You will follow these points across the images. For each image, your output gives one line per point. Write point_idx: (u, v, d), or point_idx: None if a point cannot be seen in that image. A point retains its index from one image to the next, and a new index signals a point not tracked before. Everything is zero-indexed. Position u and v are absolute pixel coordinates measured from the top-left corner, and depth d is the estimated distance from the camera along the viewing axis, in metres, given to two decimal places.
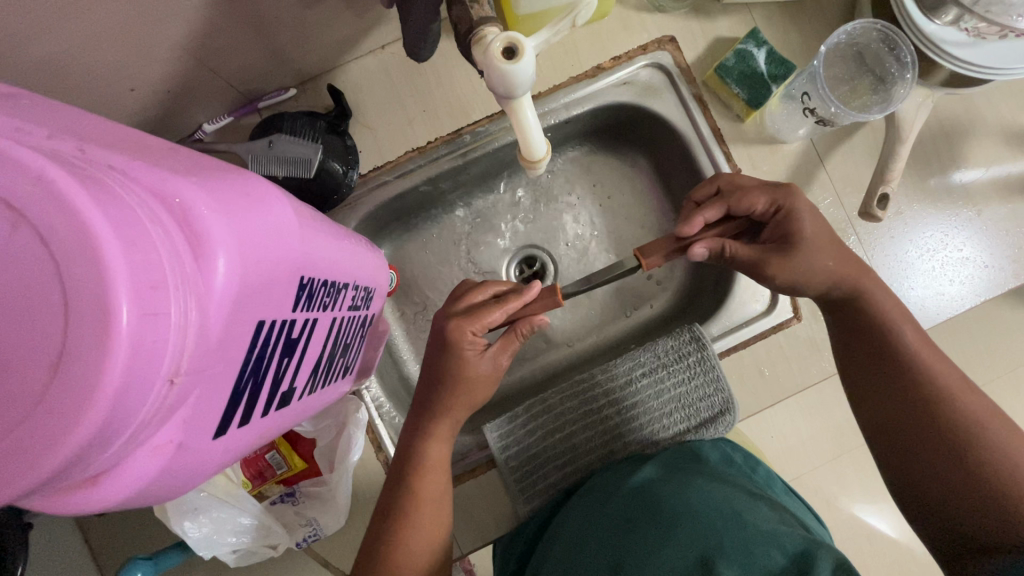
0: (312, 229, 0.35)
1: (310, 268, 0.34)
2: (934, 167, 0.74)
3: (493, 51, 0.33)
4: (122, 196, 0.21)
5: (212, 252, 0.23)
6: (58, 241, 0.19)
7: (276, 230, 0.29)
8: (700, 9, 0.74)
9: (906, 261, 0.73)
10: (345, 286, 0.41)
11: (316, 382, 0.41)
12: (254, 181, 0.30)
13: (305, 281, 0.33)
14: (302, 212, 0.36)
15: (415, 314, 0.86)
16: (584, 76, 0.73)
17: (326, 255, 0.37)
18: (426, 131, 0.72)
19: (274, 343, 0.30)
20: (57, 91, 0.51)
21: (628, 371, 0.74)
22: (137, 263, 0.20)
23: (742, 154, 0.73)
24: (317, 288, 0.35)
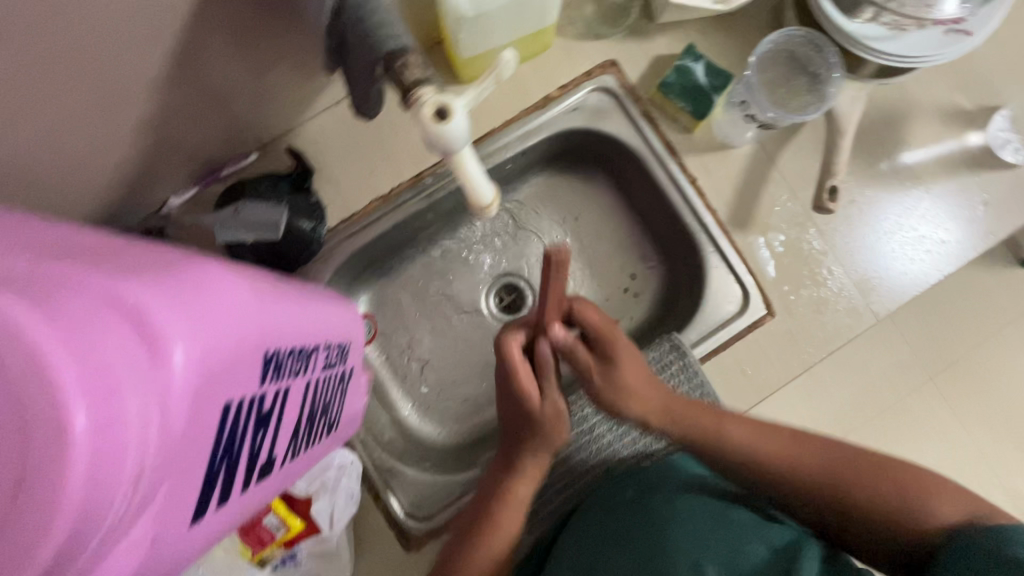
0: (272, 303, 0.36)
1: (274, 340, 0.34)
2: (879, 152, 0.77)
3: (427, 116, 0.38)
4: (71, 307, 0.22)
5: (167, 345, 0.24)
6: (12, 360, 0.20)
7: (233, 311, 0.30)
8: (637, 30, 0.76)
9: (869, 246, 0.76)
10: (315, 349, 0.42)
11: (298, 446, 0.42)
12: (206, 268, 0.31)
13: (271, 353, 0.34)
14: (261, 286, 0.37)
15: (401, 355, 0.87)
16: (535, 107, 0.76)
17: (289, 323, 0.38)
18: (388, 178, 0.74)
19: (246, 419, 0.31)
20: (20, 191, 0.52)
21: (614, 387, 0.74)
22: (91, 372, 0.21)
23: (696, 163, 0.76)
24: (285, 357, 0.36)
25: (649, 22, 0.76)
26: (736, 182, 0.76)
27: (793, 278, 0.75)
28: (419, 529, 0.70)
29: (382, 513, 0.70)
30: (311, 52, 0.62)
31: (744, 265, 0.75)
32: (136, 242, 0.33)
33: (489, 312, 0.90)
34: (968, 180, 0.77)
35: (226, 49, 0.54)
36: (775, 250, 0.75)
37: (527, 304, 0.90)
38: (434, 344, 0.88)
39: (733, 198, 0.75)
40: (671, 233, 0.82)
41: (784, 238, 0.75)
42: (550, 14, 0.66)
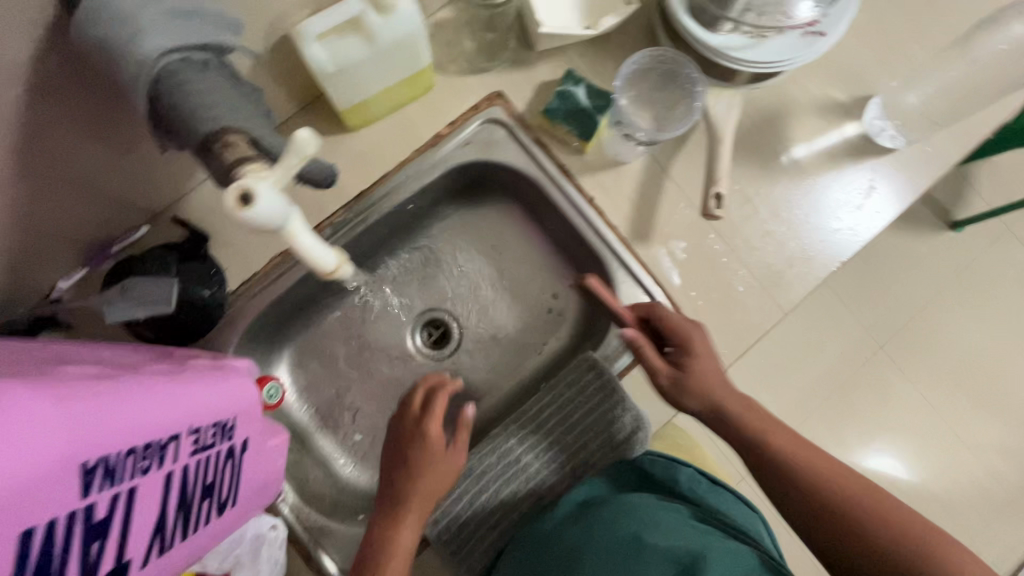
0: (103, 406, 0.36)
1: (101, 445, 0.34)
2: (767, 152, 0.80)
3: (230, 206, 0.34)
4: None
5: None
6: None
7: (32, 429, 0.30)
8: (518, 60, 0.78)
9: (774, 243, 0.78)
10: (174, 438, 0.41)
11: (172, 539, 0.41)
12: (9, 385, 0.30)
13: (96, 461, 0.33)
14: (94, 389, 0.37)
15: (330, 407, 0.86)
16: (427, 146, 0.76)
17: (128, 422, 0.37)
18: (287, 234, 0.74)
19: (65, 538, 0.30)
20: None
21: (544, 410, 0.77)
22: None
23: (592, 183, 0.77)
24: (122, 459, 0.35)
25: (528, 50, 0.77)
26: (633, 196, 0.77)
27: (700, 283, 0.77)
28: None
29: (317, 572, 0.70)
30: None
31: (650, 276, 0.76)
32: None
33: (416, 350, 0.89)
34: (852, 169, 0.80)
35: (77, 131, 0.53)
36: (678, 258, 0.77)
37: (454, 337, 0.90)
38: (364, 390, 0.87)
39: (631, 212, 0.77)
40: (582, 252, 0.83)
41: (687, 246, 0.77)
42: (422, 57, 0.67)
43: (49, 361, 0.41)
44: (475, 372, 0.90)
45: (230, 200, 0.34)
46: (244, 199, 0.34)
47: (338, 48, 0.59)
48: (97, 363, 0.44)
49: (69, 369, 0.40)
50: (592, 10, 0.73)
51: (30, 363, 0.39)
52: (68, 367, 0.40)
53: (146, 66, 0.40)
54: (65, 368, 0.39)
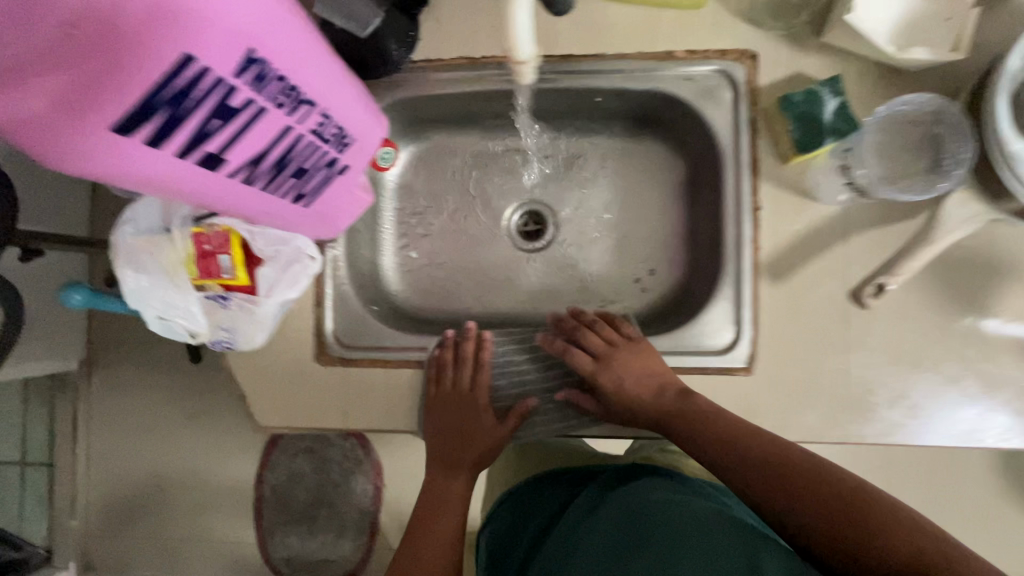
0: (308, 49, 0.40)
1: (280, 60, 0.38)
2: (962, 296, 0.69)
3: None
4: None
5: None
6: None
7: (262, 10, 0.34)
8: (797, 37, 0.70)
9: (899, 379, 0.69)
10: (328, 119, 0.48)
11: (261, 180, 0.46)
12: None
13: (258, 62, 0.36)
14: (309, 29, 0.41)
15: (411, 216, 0.88)
16: (654, 57, 0.72)
17: (308, 72, 0.41)
18: (487, 47, 0.75)
19: (203, 94, 0.34)
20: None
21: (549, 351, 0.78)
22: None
23: (770, 194, 0.71)
24: (271, 78, 0.38)
25: (811, 35, 0.70)
26: (795, 234, 0.70)
27: (789, 356, 0.71)
28: (333, 350, 0.75)
29: (313, 320, 0.76)
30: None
31: (751, 312, 0.71)
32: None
33: (506, 226, 0.89)
34: None
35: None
36: (789, 316, 0.71)
37: (543, 239, 0.89)
38: (442, 222, 0.89)
39: (781, 247, 0.71)
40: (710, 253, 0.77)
41: (803, 313, 0.70)
42: None
43: None
44: (538, 283, 0.88)
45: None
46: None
47: None
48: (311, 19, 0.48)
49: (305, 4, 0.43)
50: (906, 34, 0.63)
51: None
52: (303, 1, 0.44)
53: None
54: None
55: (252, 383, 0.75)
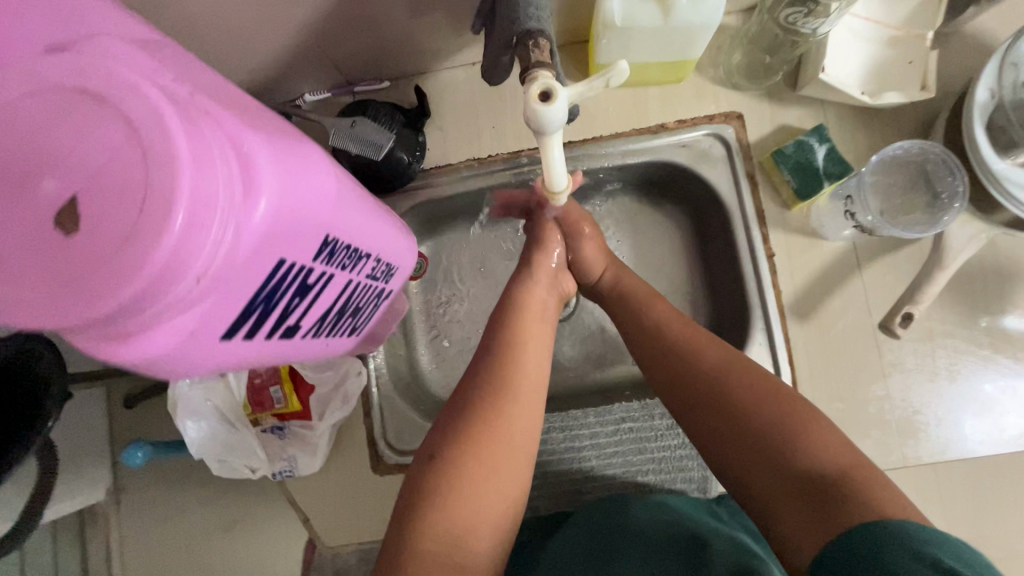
0: (358, 212, 0.43)
1: (341, 231, 0.40)
2: (980, 303, 0.73)
3: (530, 93, 0.37)
4: (216, 145, 0.28)
5: (258, 193, 0.30)
6: (225, 176, 0.28)
7: (324, 198, 0.37)
8: (775, 93, 0.76)
9: (941, 393, 0.71)
10: (377, 259, 0.50)
11: (323, 329, 0.48)
12: (315, 152, 0.37)
13: (330, 240, 0.39)
14: (355, 194, 0.43)
15: (438, 308, 0.90)
16: (647, 131, 0.78)
17: (361, 229, 0.44)
18: (490, 146, 0.80)
19: (290, 281, 0.37)
20: (181, 33, 0.61)
21: (599, 420, 0.75)
22: (235, 206, 0.29)
23: (780, 240, 0.75)
24: (340, 249, 0.41)
25: (788, 89, 0.76)
26: (812, 272, 0.74)
27: (832, 389, 0.73)
28: (390, 458, 0.76)
29: (366, 429, 0.77)
30: (458, 5, 0.68)
31: (787, 353, 0.73)
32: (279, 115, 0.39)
33: None
34: None
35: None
36: (822, 352, 0.73)
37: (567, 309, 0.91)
38: (467, 308, 0.90)
39: (802, 287, 0.74)
40: (731, 299, 0.79)
41: (838, 346, 0.73)
42: (688, 51, 0.68)
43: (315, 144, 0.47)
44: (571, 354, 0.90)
45: (535, 94, 0.37)
46: (547, 98, 0.38)
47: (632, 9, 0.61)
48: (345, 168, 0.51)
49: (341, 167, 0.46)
50: (876, 78, 0.69)
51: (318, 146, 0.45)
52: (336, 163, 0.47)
53: None
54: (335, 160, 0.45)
55: (317, 505, 0.76)
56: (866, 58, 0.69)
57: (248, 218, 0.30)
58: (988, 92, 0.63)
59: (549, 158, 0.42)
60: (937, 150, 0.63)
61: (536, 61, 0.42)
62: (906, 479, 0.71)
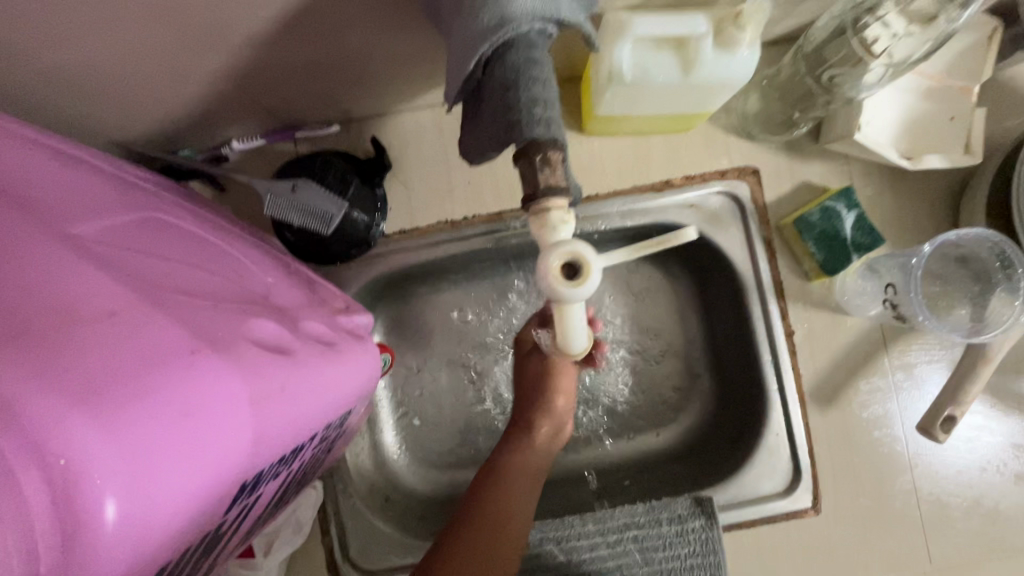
0: (289, 408, 0.32)
1: (259, 454, 0.29)
2: (1013, 380, 0.66)
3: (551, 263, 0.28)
4: (17, 469, 0.21)
5: (93, 512, 0.22)
6: (42, 514, 0.21)
7: (211, 446, 0.26)
8: (794, 145, 0.66)
9: (970, 481, 0.65)
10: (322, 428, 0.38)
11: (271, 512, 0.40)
12: (204, 373, 0.26)
13: (250, 478, 0.30)
14: (284, 380, 0.31)
15: (407, 385, 0.77)
16: (650, 188, 0.66)
17: (297, 420, 0.32)
18: (466, 204, 0.67)
19: (199, 545, 0.29)
20: (49, 84, 0.46)
21: (597, 527, 0.65)
22: (67, 537, 0.21)
23: (800, 315, 0.66)
24: (269, 469, 0.32)
25: (808, 141, 0.66)
26: (834, 354, 0.66)
27: (856, 482, 0.65)
28: None
29: (325, 549, 0.65)
30: (425, 43, 0.55)
31: (808, 445, 0.65)
32: (165, 287, 0.30)
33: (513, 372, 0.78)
34: None
35: (360, 14, 0.48)
36: (845, 441, 0.65)
37: None
38: (441, 384, 0.77)
39: (823, 369, 0.66)
40: (742, 378, 0.70)
41: (862, 435, 0.65)
42: (702, 106, 0.56)
43: (235, 287, 0.36)
44: None
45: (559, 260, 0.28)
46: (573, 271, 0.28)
47: (645, 59, 0.48)
48: (275, 304, 0.39)
49: (269, 327, 0.34)
50: (913, 137, 0.60)
51: (234, 301, 0.34)
52: (261, 316, 0.35)
53: (525, 20, 0.30)
54: (257, 317, 0.34)
55: None
56: (901, 113, 0.60)
57: (92, 550, 0.22)
58: None
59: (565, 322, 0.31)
60: (994, 241, 0.56)
61: (549, 186, 0.30)
62: None
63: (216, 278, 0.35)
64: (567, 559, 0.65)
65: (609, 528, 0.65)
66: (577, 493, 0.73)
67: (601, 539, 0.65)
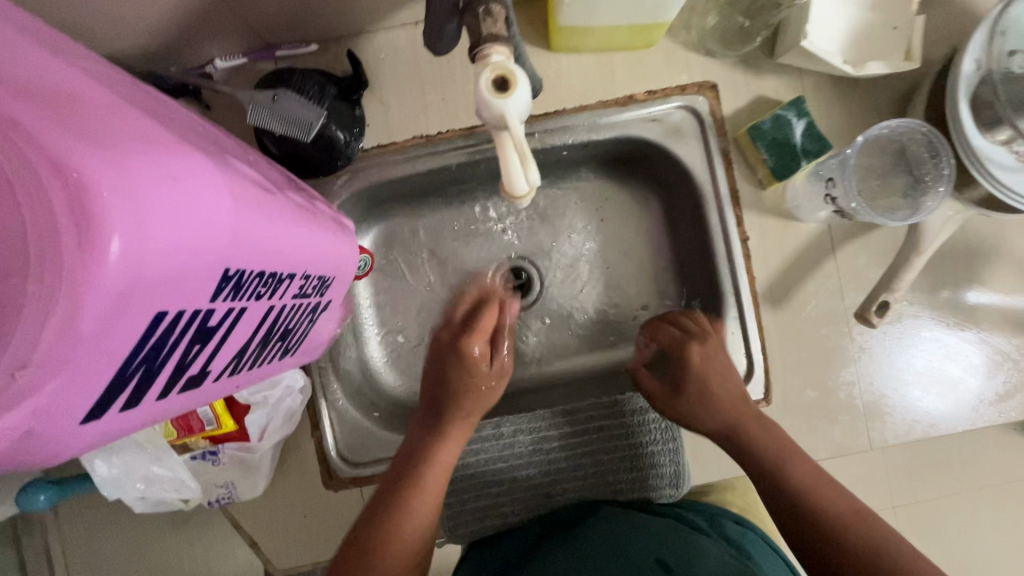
0: (257, 218, 0.33)
1: (238, 251, 0.31)
2: (948, 280, 0.71)
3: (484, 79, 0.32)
4: (28, 181, 0.21)
5: (107, 234, 0.22)
6: (57, 233, 0.21)
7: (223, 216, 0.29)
8: (751, 60, 0.69)
9: (905, 373, 0.71)
10: (291, 277, 0.39)
11: (242, 363, 0.40)
12: (197, 158, 0.28)
13: (232, 273, 0.31)
14: (246, 195, 0.32)
15: (390, 301, 0.81)
16: (615, 103, 0.70)
17: (259, 237, 0.33)
18: (440, 121, 0.71)
19: (182, 329, 0.29)
20: None
21: (569, 420, 0.71)
22: (68, 272, 0.21)
23: (754, 222, 0.71)
24: (248, 278, 0.33)
25: (764, 57, 0.69)
26: (787, 259, 0.71)
27: (803, 375, 0.71)
28: (343, 472, 0.69)
29: (315, 443, 0.70)
30: None
31: (759, 342, 0.70)
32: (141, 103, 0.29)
33: None
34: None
35: None
36: (794, 338, 0.71)
37: (531, 292, 0.82)
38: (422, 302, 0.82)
39: (775, 273, 0.71)
40: (703, 286, 0.75)
41: (812, 334, 0.71)
42: (659, 15, 0.60)
43: (207, 139, 0.37)
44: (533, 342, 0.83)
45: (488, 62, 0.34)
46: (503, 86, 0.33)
47: None
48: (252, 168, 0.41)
49: (240, 165, 0.36)
50: (860, 46, 0.63)
51: (206, 141, 0.35)
52: (234, 159, 0.37)
53: None
54: (229, 157, 0.36)
55: (262, 529, 0.69)
56: (848, 25, 0.63)
57: (95, 275, 0.21)
58: (976, 63, 0.58)
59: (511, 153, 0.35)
60: (923, 130, 0.61)
61: (490, 34, 0.34)
62: (875, 466, 0.71)
63: (186, 122, 0.36)
64: (540, 450, 0.70)
65: (579, 420, 0.71)
66: (549, 396, 0.79)
67: (570, 429, 0.70)
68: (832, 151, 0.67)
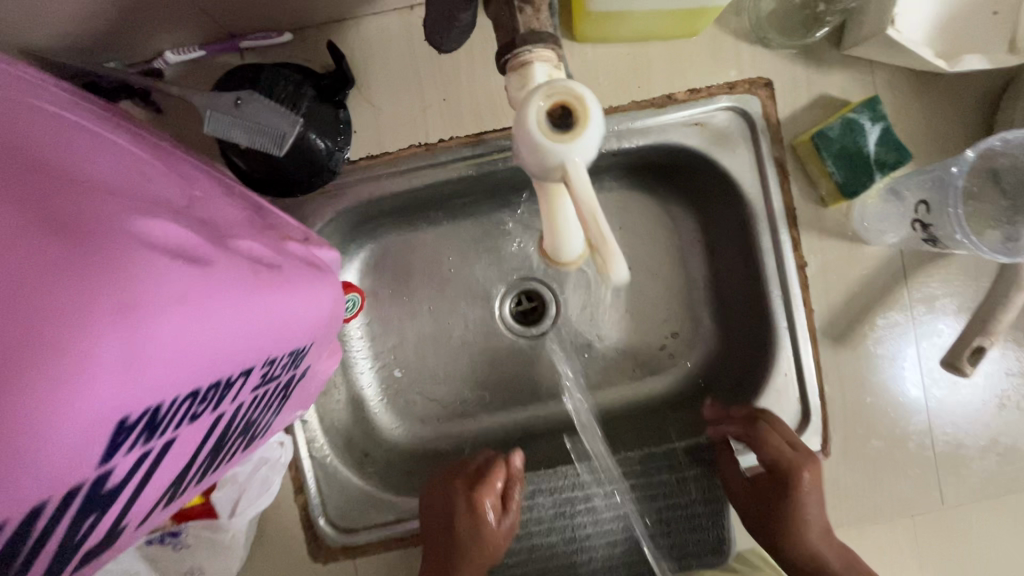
0: (159, 324, 0.24)
1: (121, 384, 0.22)
2: None
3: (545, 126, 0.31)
4: None
5: None
6: None
7: (77, 356, 0.21)
8: (814, 54, 0.58)
9: (985, 420, 0.61)
10: (244, 374, 0.30)
11: (195, 481, 0.32)
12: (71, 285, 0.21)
13: (135, 418, 0.23)
14: (140, 295, 0.23)
15: (384, 332, 0.71)
16: (650, 104, 0.58)
17: (164, 348, 0.24)
18: (441, 126, 0.59)
19: (62, 511, 0.22)
20: None
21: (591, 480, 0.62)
22: None
23: (812, 245, 0.60)
24: (172, 410, 0.25)
25: (830, 48, 0.58)
26: (849, 288, 0.60)
27: (866, 422, 0.61)
28: (333, 540, 0.60)
29: (299, 506, 0.60)
30: None
31: (816, 385, 0.60)
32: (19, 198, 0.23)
33: (500, 317, 0.72)
34: None
35: None
36: (856, 380, 0.61)
37: (546, 320, 0.72)
38: (421, 333, 0.71)
39: (835, 304, 0.60)
40: (748, 318, 0.64)
41: (875, 376, 0.61)
42: None
43: (132, 188, 0.29)
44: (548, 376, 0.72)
45: (535, 123, 0.31)
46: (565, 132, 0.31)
47: None
48: (202, 217, 0.32)
49: (163, 225, 0.27)
50: (951, 38, 0.53)
51: (119, 201, 0.27)
52: (157, 215, 0.27)
53: None
54: (147, 215, 0.27)
55: None
56: (939, 8, 0.52)
57: None
58: None
59: (603, 238, 0.30)
60: None
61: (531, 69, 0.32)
62: (943, 528, 0.61)
63: (98, 171, 0.28)
64: (562, 516, 0.61)
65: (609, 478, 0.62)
66: (569, 442, 0.69)
67: (599, 492, 0.62)
68: (910, 168, 0.57)
